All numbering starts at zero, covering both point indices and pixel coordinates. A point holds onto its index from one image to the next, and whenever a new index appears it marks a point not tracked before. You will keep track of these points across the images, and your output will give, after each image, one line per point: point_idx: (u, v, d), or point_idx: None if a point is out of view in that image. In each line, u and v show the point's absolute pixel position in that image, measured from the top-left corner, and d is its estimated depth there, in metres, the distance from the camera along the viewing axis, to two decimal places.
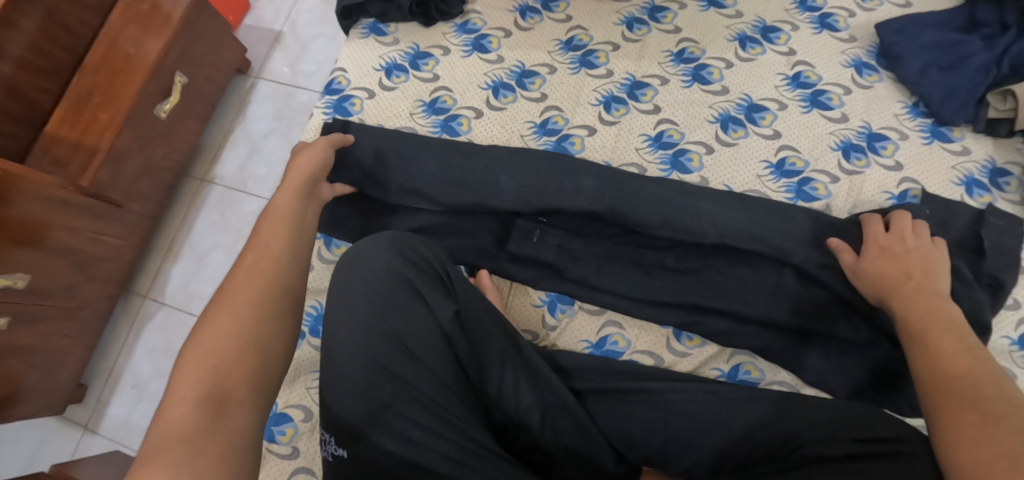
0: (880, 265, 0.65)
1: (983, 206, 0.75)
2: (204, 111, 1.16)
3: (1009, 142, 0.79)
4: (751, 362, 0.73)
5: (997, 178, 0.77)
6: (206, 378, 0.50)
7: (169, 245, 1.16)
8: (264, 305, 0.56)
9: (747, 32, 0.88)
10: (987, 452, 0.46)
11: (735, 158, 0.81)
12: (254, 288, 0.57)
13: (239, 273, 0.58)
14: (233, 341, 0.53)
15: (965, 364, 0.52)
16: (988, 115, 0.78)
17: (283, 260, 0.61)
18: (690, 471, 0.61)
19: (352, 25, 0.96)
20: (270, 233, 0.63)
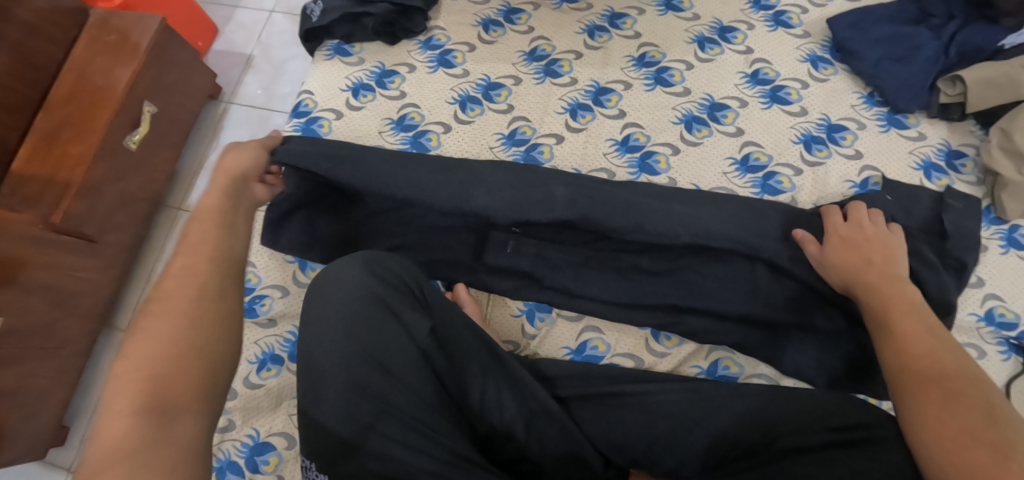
0: (845, 254, 0.66)
1: (941, 189, 0.77)
2: (179, 138, 1.15)
3: (962, 126, 0.82)
4: (729, 357, 0.74)
5: (953, 161, 0.80)
6: (146, 389, 0.49)
7: (148, 276, 1.14)
8: (198, 309, 0.55)
9: (705, 34, 0.90)
10: (959, 428, 0.47)
11: (702, 157, 0.82)
12: (187, 293, 0.55)
13: (169, 278, 0.57)
14: (171, 351, 0.51)
15: (925, 345, 0.54)
16: (939, 101, 0.81)
17: (212, 261, 0.59)
18: (675, 471, 0.61)
19: (316, 47, 0.96)
20: (199, 238, 0.61)
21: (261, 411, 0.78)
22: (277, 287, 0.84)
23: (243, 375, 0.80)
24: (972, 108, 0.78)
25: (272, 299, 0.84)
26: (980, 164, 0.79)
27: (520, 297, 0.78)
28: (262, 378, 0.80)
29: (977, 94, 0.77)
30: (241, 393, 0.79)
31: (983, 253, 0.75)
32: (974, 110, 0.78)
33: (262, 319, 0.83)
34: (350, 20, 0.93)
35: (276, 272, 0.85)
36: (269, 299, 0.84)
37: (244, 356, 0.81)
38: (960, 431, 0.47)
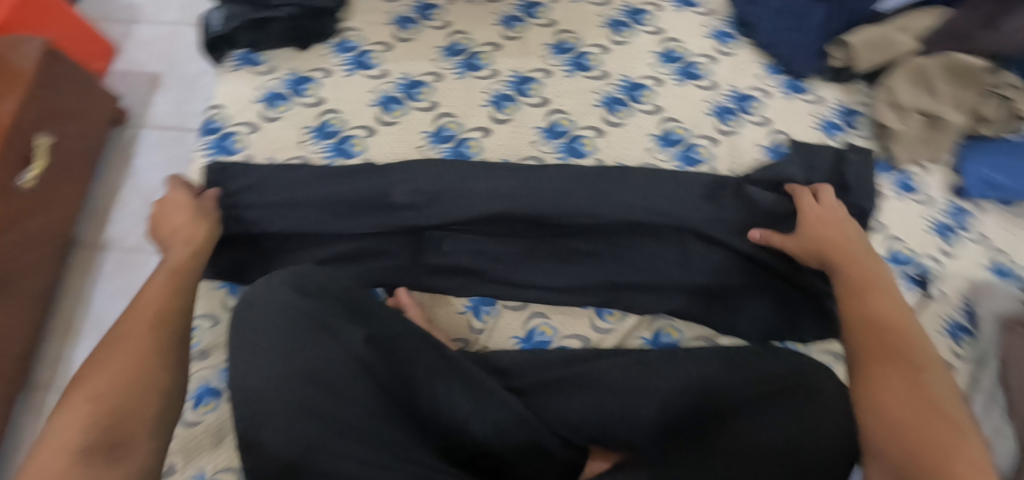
0: (814, 231, 0.70)
1: (843, 145, 0.84)
2: (82, 172, 1.08)
3: (853, 86, 0.89)
4: (670, 324, 0.77)
5: (849, 118, 0.87)
6: (99, 423, 0.49)
7: (65, 325, 1.04)
8: (158, 346, 0.57)
9: (617, 17, 0.93)
10: (909, 395, 0.50)
11: (626, 136, 0.85)
12: (148, 331, 0.57)
13: (132, 317, 0.59)
14: (127, 385, 0.53)
15: (892, 319, 0.57)
16: (830, 65, 0.88)
17: (168, 304, 0.61)
18: (631, 443, 0.62)
19: (221, 57, 0.91)
20: (157, 288, 0.63)
21: (202, 449, 0.72)
22: (207, 316, 0.79)
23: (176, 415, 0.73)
24: (858, 68, 0.85)
25: (201, 330, 0.78)
26: (871, 119, 0.87)
27: (463, 293, 0.78)
28: (199, 414, 0.74)
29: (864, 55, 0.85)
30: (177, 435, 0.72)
31: (880, 201, 0.81)
32: (863, 69, 0.86)
33: (193, 353, 0.77)
34: (254, 27, 0.90)
35: (202, 301, 0.80)
36: (198, 330, 0.78)
37: None
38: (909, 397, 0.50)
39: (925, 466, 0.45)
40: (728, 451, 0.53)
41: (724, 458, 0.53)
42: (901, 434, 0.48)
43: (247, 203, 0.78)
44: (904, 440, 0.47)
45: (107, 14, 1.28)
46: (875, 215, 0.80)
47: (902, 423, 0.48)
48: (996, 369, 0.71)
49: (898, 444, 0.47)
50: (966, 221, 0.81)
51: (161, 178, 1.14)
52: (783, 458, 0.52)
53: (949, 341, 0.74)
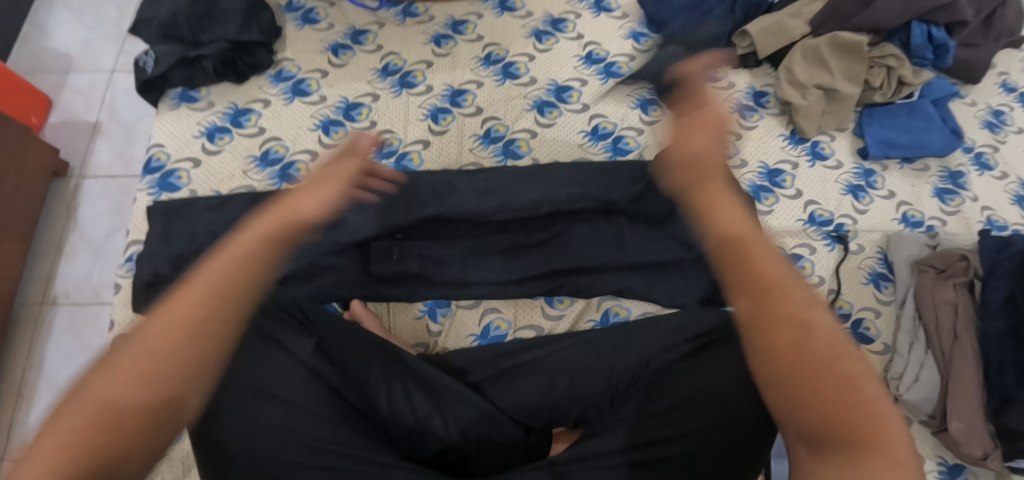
0: (682, 175, 0.60)
1: (755, 125, 0.92)
2: (22, 228, 1.05)
3: (761, 70, 0.98)
4: (618, 304, 0.80)
5: (759, 99, 0.95)
6: (79, 446, 0.38)
7: (17, 388, 1.01)
8: (196, 341, 0.43)
9: (540, 27, 0.99)
10: (797, 331, 0.42)
11: (558, 135, 0.90)
12: (194, 324, 0.43)
13: (194, 289, 0.45)
14: (150, 391, 0.41)
15: (731, 226, 0.50)
16: (737, 53, 0.96)
17: (219, 298, 0.45)
18: (584, 417, 0.65)
19: (160, 99, 0.93)
20: (202, 288, 0.45)
21: None
22: None
23: None
24: (762, 54, 0.94)
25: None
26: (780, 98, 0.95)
27: (418, 298, 0.80)
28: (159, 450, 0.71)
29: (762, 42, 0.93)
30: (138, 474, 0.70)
31: (795, 169, 0.89)
32: (766, 55, 0.94)
33: None
34: (186, 64, 0.91)
35: None
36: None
37: None
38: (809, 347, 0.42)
39: (847, 430, 0.39)
40: (674, 410, 0.57)
41: (675, 422, 0.57)
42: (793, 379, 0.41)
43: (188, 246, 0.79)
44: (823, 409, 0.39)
45: (40, 68, 1.27)
46: (792, 184, 0.88)
47: (812, 390, 0.40)
48: (910, 307, 0.78)
49: (814, 413, 0.40)
50: (875, 180, 0.89)
51: (108, 227, 1.13)
52: (733, 403, 0.56)
53: (872, 288, 0.82)
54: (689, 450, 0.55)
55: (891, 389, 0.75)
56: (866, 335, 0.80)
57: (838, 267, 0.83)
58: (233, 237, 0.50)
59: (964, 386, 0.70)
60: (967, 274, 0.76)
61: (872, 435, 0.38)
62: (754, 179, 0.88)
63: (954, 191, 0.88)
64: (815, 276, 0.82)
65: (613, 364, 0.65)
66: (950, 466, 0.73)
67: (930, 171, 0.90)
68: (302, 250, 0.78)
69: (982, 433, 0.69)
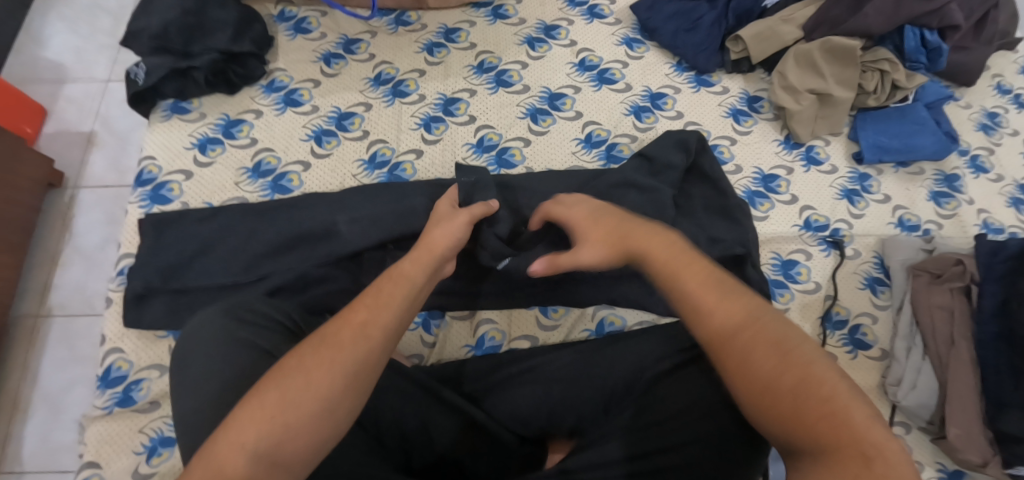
0: (593, 232, 0.62)
1: (749, 130, 0.92)
2: (17, 240, 1.04)
3: (754, 75, 0.98)
4: (612, 313, 0.81)
5: (753, 104, 0.95)
6: (274, 432, 0.44)
7: (12, 402, 1.00)
8: (359, 353, 0.48)
9: (533, 35, 0.99)
10: (768, 349, 0.47)
11: (551, 143, 0.90)
12: (365, 339, 0.49)
13: (358, 308, 0.51)
14: (323, 393, 0.46)
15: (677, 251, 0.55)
16: (730, 58, 0.96)
17: (385, 319, 0.51)
18: (580, 427, 0.64)
19: (150, 110, 0.92)
20: (376, 305, 0.52)
21: None
22: (154, 365, 0.76)
23: (127, 469, 0.70)
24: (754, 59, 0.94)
25: (150, 381, 0.75)
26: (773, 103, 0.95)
27: None
28: (152, 465, 0.70)
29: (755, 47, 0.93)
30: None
31: (789, 175, 0.89)
32: (759, 60, 0.94)
33: (140, 405, 0.73)
34: (178, 76, 0.91)
35: (148, 351, 0.77)
36: (145, 381, 0.75)
37: (127, 448, 0.71)
38: (783, 359, 0.46)
39: (813, 433, 0.43)
40: (668, 421, 0.57)
41: (669, 432, 0.56)
42: (768, 395, 0.46)
43: (180, 259, 0.79)
44: (786, 418, 0.44)
45: (33, 78, 1.26)
46: (787, 189, 0.88)
47: (781, 398, 0.45)
48: (907, 312, 0.78)
49: (782, 423, 0.45)
50: (870, 184, 0.89)
51: (103, 239, 1.12)
52: (725, 415, 0.56)
53: (868, 293, 0.82)
54: (682, 459, 0.55)
55: (890, 395, 0.75)
56: (864, 341, 0.79)
57: (834, 272, 0.82)
58: (398, 263, 0.57)
59: (962, 391, 0.70)
60: (964, 279, 0.75)
61: (839, 439, 0.42)
62: (748, 185, 0.88)
63: (949, 194, 0.88)
64: (812, 282, 0.82)
65: (608, 372, 0.65)
66: (950, 471, 0.72)
67: (925, 174, 0.90)
68: (293, 263, 0.78)
69: (980, 438, 0.68)
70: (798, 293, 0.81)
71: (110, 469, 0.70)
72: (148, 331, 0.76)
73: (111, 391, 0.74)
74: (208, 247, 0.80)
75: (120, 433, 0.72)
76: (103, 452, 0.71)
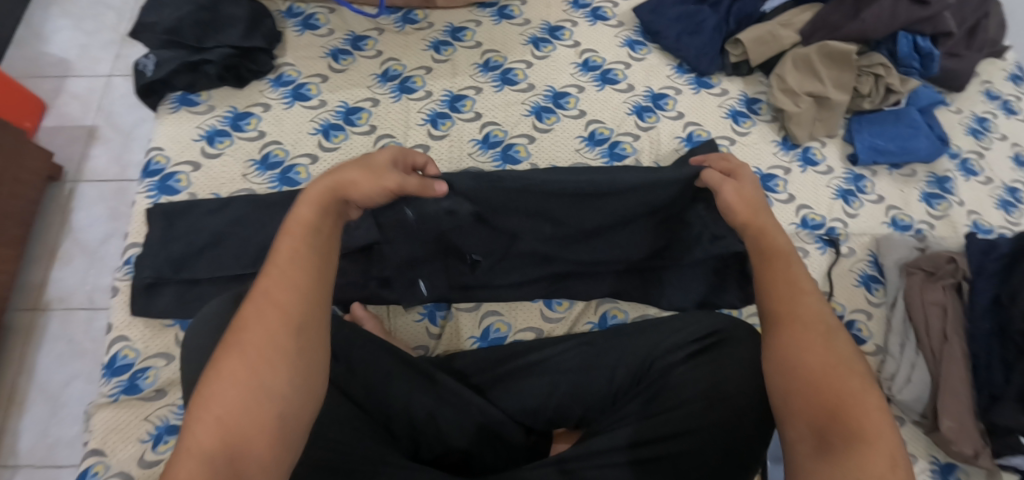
0: (734, 188, 0.65)
1: (749, 130, 0.94)
2: (15, 233, 1.03)
3: (753, 78, 1.00)
4: (615, 306, 0.84)
5: (752, 106, 0.97)
6: (224, 430, 0.45)
7: (7, 395, 0.99)
8: (285, 327, 0.49)
9: (537, 35, 1.00)
10: (813, 347, 0.50)
11: (555, 140, 0.91)
12: (281, 315, 0.49)
13: (272, 268, 0.52)
14: (264, 374, 0.47)
15: (778, 238, 0.60)
16: (730, 61, 0.98)
17: (297, 288, 0.51)
18: (585, 417, 0.66)
19: (159, 102, 0.92)
20: (285, 260, 0.52)
21: None
22: (161, 354, 0.76)
23: (134, 456, 0.70)
24: (754, 62, 0.96)
25: (156, 369, 0.75)
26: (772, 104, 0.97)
27: (419, 301, 0.82)
28: (160, 453, 0.71)
29: (755, 51, 0.95)
30: (137, 477, 0.69)
31: (789, 174, 0.91)
32: (758, 63, 0.96)
33: (147, 393, 0.74)
34: (188, 69, 0.91)
35: (154, 340, 0.77)
36: (152, 370, 0.75)
37: (132, 437, 0.71)
38: (823, 362, 0.49)
39: (843, 428, 0.45)
40: (674, 410, 0.58)
41: (675, 421, 0.57)
42: (806, 391, 0.48)
43: (191, 249, 0.79)
44: (824, 410, 0.47)
45: (33, 71, 1.26)
46: (785, 189, 0.90)
47: (821, 396, 0.48)
48: (901, 308, 0.80)
49: (813, 414, 0.47)
50: (864, 185, 0.91)
51: (101, 233, 1.12)
52: (731, 404, 0.58)
53: (863, 290, 0.84)
54: (686, 448, 0.56)
55: (885, 389, 0.77)
56: (859, 337, 0.81)
57: (831, 270, 0.84)
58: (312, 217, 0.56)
59: (955, 386, 0.72)
60: (955, 276, 0.78)
61: (865, 434, 0.45)
62: None
63: (941, 196, 0.91)
64: None
65: (614, 366, 0.66)
66: (942, 464, 0.74)
67: (917, 176, 0.93)
68: None
69: (970, 428, 0.70)
70: None
71: (114, 457, 0.70)
72: (154, 320, 0.77)
73: (117, 379, 0.74)
74: (217, 237, 0.80)
75: (126, 421, 0.72)
76: (108, 439, 0.71)
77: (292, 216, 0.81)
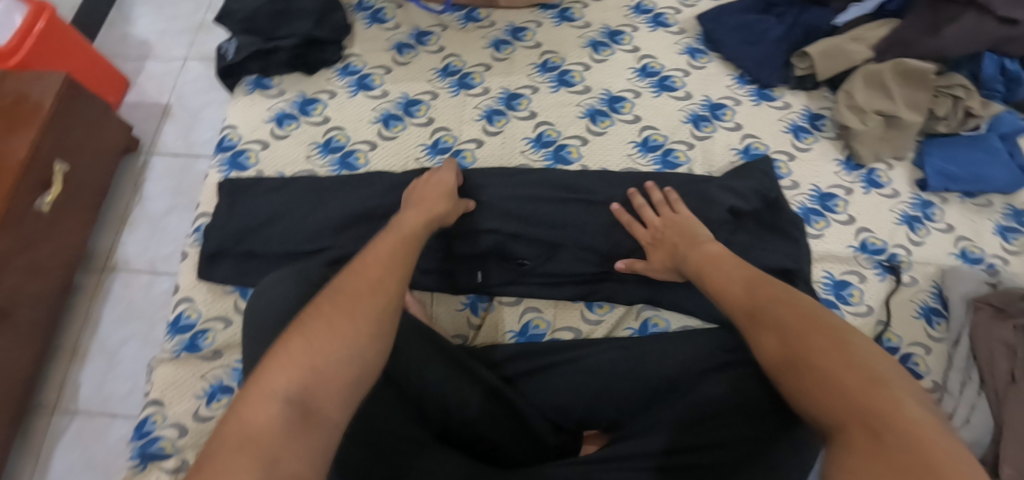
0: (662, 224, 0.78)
1: (810, 146, 0.91)
2: (92, 199, 1.11)
3: (818, 93, 0.96)
4: (657, 315, 0.81)
5: (816, 122, 0.94)
6: (304, 378, 0.47)
7: (73, 346, 1.06)
8: (375, 298, 0.53)
9: (597, 38, 1.00)
10: (833, 355, 0.47)
11: (607, 144, 0.91)
12: (380, 290, 0.53)
13: (368, 256, 0.58)
14: (354, 331, 0.50)
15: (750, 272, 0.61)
16: (795, 74, 0.95)
17: (392, 272, 0.56)
18: (617, 421, 0.65)
19: (235, 84, 0.97)
20: (386, 249, 0.59)
21: None
22: (218, 318, 0.80)
23: (189, 410, 0.74)
24: (822, 77, 0.93)
25: (214, 332, 0.79)
26: (836, 122, 0.93)
27: (461, 290, 0.82)
28: (212, 410, 0.75)
29: (823, 65, 0.92)
30: (189, 430, 0.74)
31: (851, 195, 0.88)
32: (825, 78, 0.93)
33: (205, 353, 0.78)
34: (262, 56, 0.96)
35: (215, 303, 0.81)
36: (210, 332, 0.79)
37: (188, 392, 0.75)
38: (847, 363, 0.46)
39: (872, 433, 0.42)
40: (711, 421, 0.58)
41: (711, 433, 0.57)
42: (816, 399, 0.46)
43: (250, 224, 0.83)
44: (850, 412, 0.44)
45: (120, 52, 1.35)
46: (844, 210, 0.87)
47: (846, 401, 0.44)
48: (964, 347, 0.75)
49: (846, 416, 0.44)
50: (932, 212, 0.87)
51: (167, 205, 1.18)
52: (771, 420, 0.57)
53: (923, 323, 0.79)
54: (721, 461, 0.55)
55: None
56: (916, 371, 0.76)
57: (888, 298, 0.80)
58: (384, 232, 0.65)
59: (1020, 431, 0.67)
60: None
61: (905, 437, 0.41)
62: (804, 202, 0.87)
63: (1019, 230, 0.85)
64: (864, 305, 0.80)
65: (652, 371, 0.66)
66: None
67: (994, 207, 0.87)
68: (351, 236, 0.82)
69: None
70: (849, 316, 0.80)
71: (172, 409, 0.74)
72: (217, 284, 0.81)
73: (179, 337, 0.79)
74: (274, 217, 0.84)
75: (182, 377, 0.76)
76: (167, 393, 0.75)
77: (345, 199, 0.84)
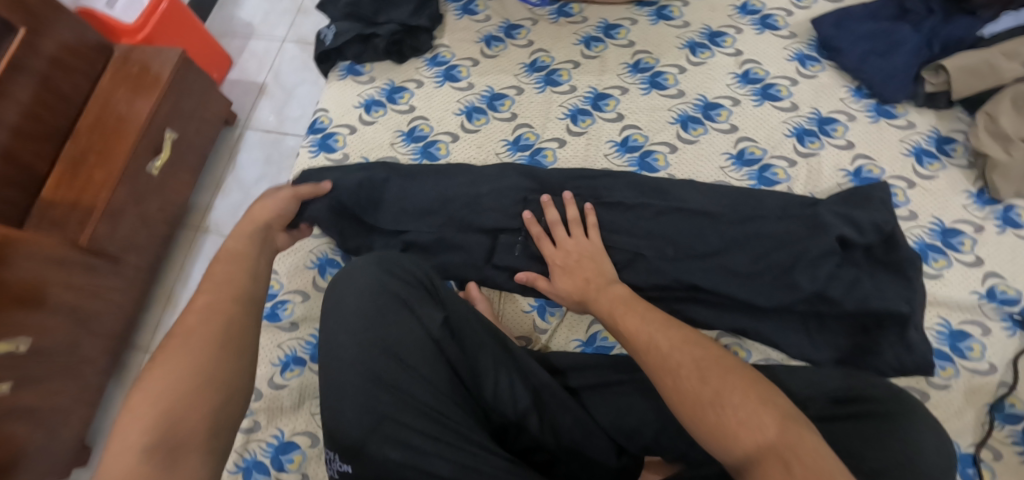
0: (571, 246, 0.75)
1: (934, 175, 0.82)
2: (195, 163, 1.18)
3: (950, 113, 0.86)
4: (737, 343, 0.76)
5: (944, 146, 0.84)
6: (158, 424, 0.52)
7: (166, 297, 1.15)
8: (222, 337, 0.59)
9: (696, 39, 0.95)
10: (693, 370, 0.53)
11: (699, 154, 0.86)
12: (213, 324, 0.59)
13: (205, 292, 0.63)
14: (181, 373, 0.55)
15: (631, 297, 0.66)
16: (925, 90, 0.85)
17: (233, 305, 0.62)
18: (686, 454, 0.62)
19: (330, 69, 1.00)
20: (222, 281, 0.64)
21: (284, 412, 0.80)
22: (297, 291, 0.86)
23: (266, 376, 0.82)
24: (956, 95, 0.83)
25: (293, 304, 0.86)
26: (969, 147, 0.83)
27: (530, 293, 0.80)
28: (285, 378, 0.82)
29: (960, 81, 0.82)
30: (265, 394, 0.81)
31: (981, 233, 0.78)
32: (962, 96, 0.83)
33: (284, 323, 0.85)
34: (360, 41, 0.98)
35: (296, 278, 0.87)
36: (290, 303, 0.86)
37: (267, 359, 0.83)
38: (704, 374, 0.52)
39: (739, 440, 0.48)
40: None
41: None
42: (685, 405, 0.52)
43: None
44: (712, 424, 0.49)
45: (230, 31, 1.44)
46: (971, 249, 0.78)
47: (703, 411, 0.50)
48: None
49: (710, 426, 0.49)
50: None
51: (259, 174, 1.24)
52: None
53: None
54: None
55: None
56: None
57: (1016, 359, 0.72)
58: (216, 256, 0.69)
59: None
60: None
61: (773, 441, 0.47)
62: (923, 235, 0.79)
63: None
64: (985, 363, 0.72)
65: None
66: None
67: None
68: (429, 225, 0.82)
69: None
70: (965, 371, 0.72)
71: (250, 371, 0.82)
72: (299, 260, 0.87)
73: None
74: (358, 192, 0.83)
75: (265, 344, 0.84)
76: None
77: (426, 188, 0.84)
